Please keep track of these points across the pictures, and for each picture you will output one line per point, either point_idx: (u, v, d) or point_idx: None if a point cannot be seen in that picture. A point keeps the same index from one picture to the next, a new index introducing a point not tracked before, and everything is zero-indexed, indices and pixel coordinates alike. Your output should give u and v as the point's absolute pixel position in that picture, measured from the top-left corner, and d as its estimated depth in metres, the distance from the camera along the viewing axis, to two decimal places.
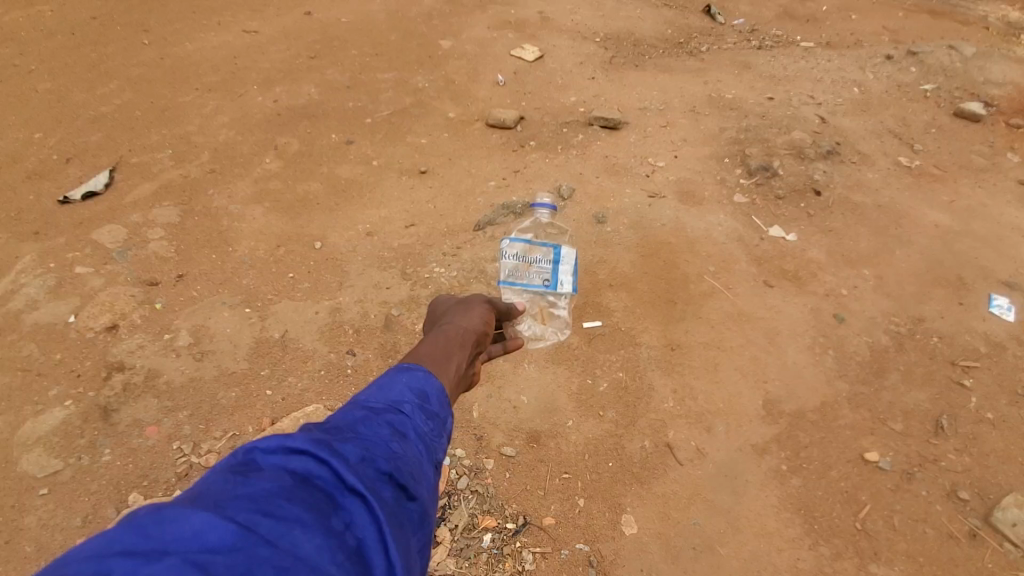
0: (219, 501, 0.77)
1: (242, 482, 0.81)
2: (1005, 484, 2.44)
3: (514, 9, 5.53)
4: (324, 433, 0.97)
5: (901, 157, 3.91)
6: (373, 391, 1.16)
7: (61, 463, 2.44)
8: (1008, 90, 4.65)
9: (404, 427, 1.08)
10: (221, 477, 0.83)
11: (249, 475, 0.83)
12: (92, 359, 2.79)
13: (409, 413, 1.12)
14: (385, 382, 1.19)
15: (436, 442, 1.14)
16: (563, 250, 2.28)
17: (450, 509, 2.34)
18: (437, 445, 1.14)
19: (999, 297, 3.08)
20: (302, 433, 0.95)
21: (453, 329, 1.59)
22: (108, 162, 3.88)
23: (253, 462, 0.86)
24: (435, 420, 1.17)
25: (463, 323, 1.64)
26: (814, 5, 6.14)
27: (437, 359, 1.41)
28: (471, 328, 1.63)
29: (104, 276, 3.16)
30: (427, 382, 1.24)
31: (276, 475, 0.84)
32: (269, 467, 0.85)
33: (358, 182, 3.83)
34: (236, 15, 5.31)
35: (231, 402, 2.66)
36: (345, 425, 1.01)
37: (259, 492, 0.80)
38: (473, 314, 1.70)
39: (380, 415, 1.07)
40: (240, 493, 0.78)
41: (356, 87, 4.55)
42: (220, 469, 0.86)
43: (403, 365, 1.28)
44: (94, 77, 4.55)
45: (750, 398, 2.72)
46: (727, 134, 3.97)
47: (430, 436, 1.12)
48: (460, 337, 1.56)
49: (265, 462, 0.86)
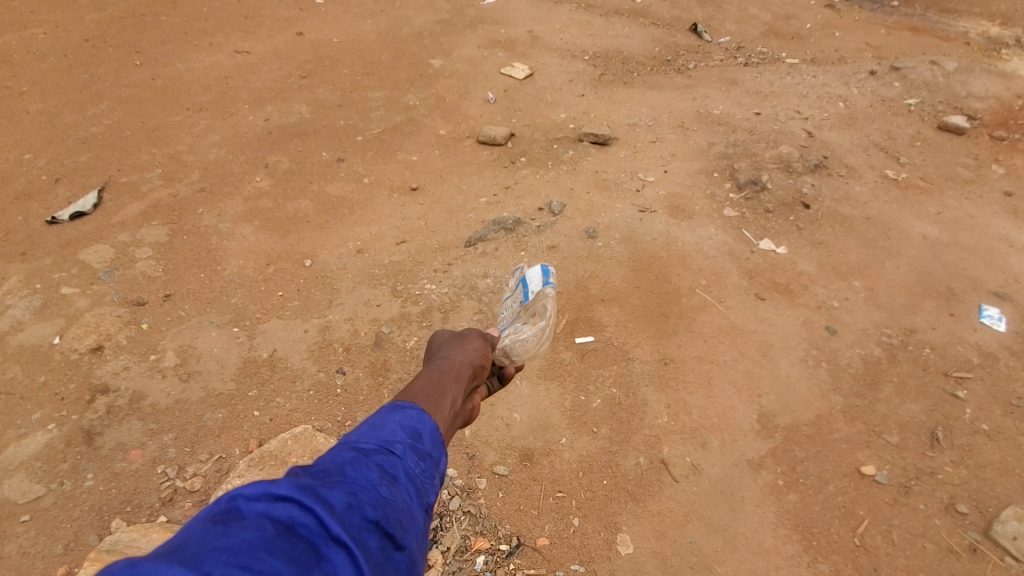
0: (197, 552, 0.69)
1: (221, 532, 0.73)
2: (1004, 496, 2.41)
3: (504, 28, 5.60)
4: (311, 477, 0.91)
5: (888, 170, 3.96)
6: (364, 430, 1.08)
7: (42, 489, 2.37)
8: (990, 104, 4.73)
9: (394, 469, 1.02)
10: (199, 526, 0.74)
11: (230, 524, 0.75)
12: (76, 381, 2.73)
13: (399, 454, 1.05)
14: (376, 420, 1.12)
15: (429, 484, 1.07)
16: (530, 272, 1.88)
17: (441, 531, 2.29)
18: (428, 487, 1.07)
19: (989, 308, 3.09)
20: (287, 477, 0.88)
21: (449, 361, 1.48)
22: (97, 182, 3.86)
23: (235, 509, 0.78)
24: (428, 461, 1.10)
25: (461, 355, 1.52)
26: (798, 23, 6.26)
27: (431, 395, 1.30)
28: (469, 360, 1.51)
29: (91, 296, 3.12)
30: (420, 421, 1.17)
31: (258, 523, 0.76)
32: (252, 514, 0.77)
33: (349, 200, 3.83)
34: (228, 35, 5.35)
35: (218, 423, 2.61)
36: (332, 468, 0.94)
37: (239, 543, 0.72)
38: (472, 345, 1.58)
39: (369, 457, 1.01)
40: (220, 544, 0.71)
41: (347, 106, 4.57)
42: (198, 516, 0.78)
43: (395, 402, 1.20)
44: (85, 98, 4.55)
45: (744, 412, 2.70)
46: (716, 149, 4.01)
47: (421, 479, 1.05)
48: (457, 370, 1.45)
49: (248, 508, 0.78)
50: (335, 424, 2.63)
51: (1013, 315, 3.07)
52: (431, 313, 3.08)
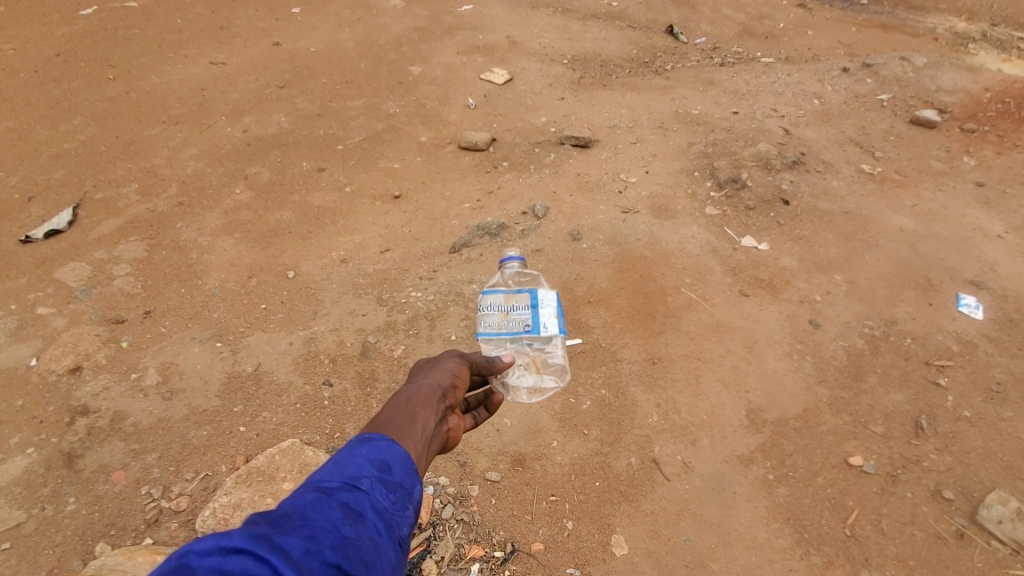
0: None
1: None
2: (988, 481, 2.45)
3: (483, 34, 5.61)
4: (269, 524, 0.90)
5: (863, 165, 4.03)
6: (329, 467, 1.07)
7: (22, 516, 2.30)
8: (959, 97, 4.85)
9: (360, 505, 1.00)
10: None
11: None
12: (54, 404, 2.66)
13: (367, 488, 1.04)
14: (343, 454, 1.10)
15: (400, 515, 1.06)
16: (540, 291, 1.94)
17: (435, 541, 2.27)
18: (399, 519, 1.05)
19: (966, 296, 3.16)
20: (243, 527, 0.87)
21: (420, 384, 1.44)
22: (71, 199, 3.78)
23: (186, 566, 0.78)
24: (398, 492, 1.08)
25: (432, 377, 1.48)
26: (772, 23, 6.37)
27: (399, 424, 1.26)
28: (440, 381, 1.47)
29: (68, 316, 3.05)
30: (389, 451, 1.15)
31: None
32: (203, 570, 0.77)
33: (331, 210, 3.80)
34: (203, 47, 5.28)
35: (203, 440, 2.56)
36: (293, 511, 0.94)
37: None
38: (443, 367, 1.53)
39: (333, 496, 1.00)
40: None
41: (326, 115, 4.54)
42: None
43: (363, 434, 1.18)
44: (56, 113, 4.46)
45: (733, 408, 2.72)
46: (696, 148, 4.05)
47: (391, 512, 1.04)
48: (427, 394, 1.40)
49: (199, 564, 0.78)
50: (323, 437, 2.60)
51: (990, 303, 3.13)
52: (418, 321, 3.06)
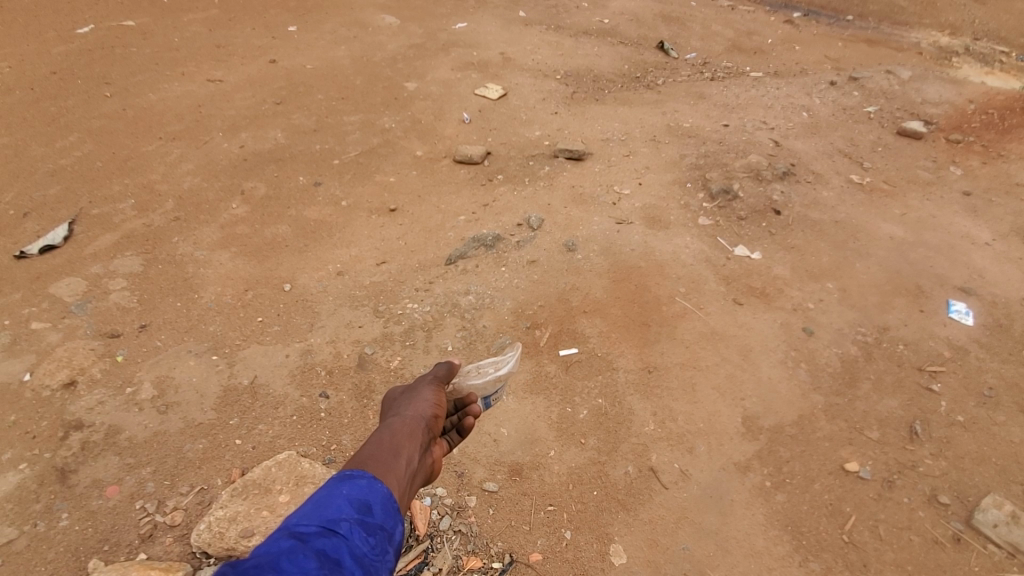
0: None
1: None
2: (983, 485, 2.46)
3: (477, 50, 5.70)
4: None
5: (853, 175, 4.10)
6: (306, 511, 1.08)
7: (14, 532, 2.27)
8: (944, 109, 4.96)
9: (338, 552, 1.01)
10: None
11: None
12: (48, 419, 2.64)
13: (345, 532, 1.05)
14: (322, 496, 1.11)
15: (379, 560, 1.07)
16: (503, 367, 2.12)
17: (432, 553, 2.25)
18: (378, 564, 1.06)
19: (956, 303, 3.20)
20: None
21: (402, 417, 1.44)
22: (67, 215, 3.78)
23: None
24: (378, 535, 1.10)
25: (413, 409, 1.48)
26: (760, 39, 6.50)
27: (382, 461, 1.27)
28: (422, 412, 1.47)
29: (63, 330, 3.04)
30: (370, 491, 1.16)
31: None
32: None
33: (327, 224, 3.82)
34: (200, 65, 5.34)
35: (199, 454, 2.55)
36: (266, 561, 0.93)
37: None
38: (424, 397, 1.54)
39: (308, 543, 1.00)
40: None
41: (323, 130, 4.59)
42: None
43: (343, 474, 1.19)
44: (52, 131, 4.49)
45: (728, 416, 2.73)
46: (688, 160, 4.11)
47: (370, 557, 1.05)
48: (410, 428, 1.40)
49: None
50: (320, 449, 2.59)
51: (979, 309, 3.18)
52: (414, 333, 3.07)
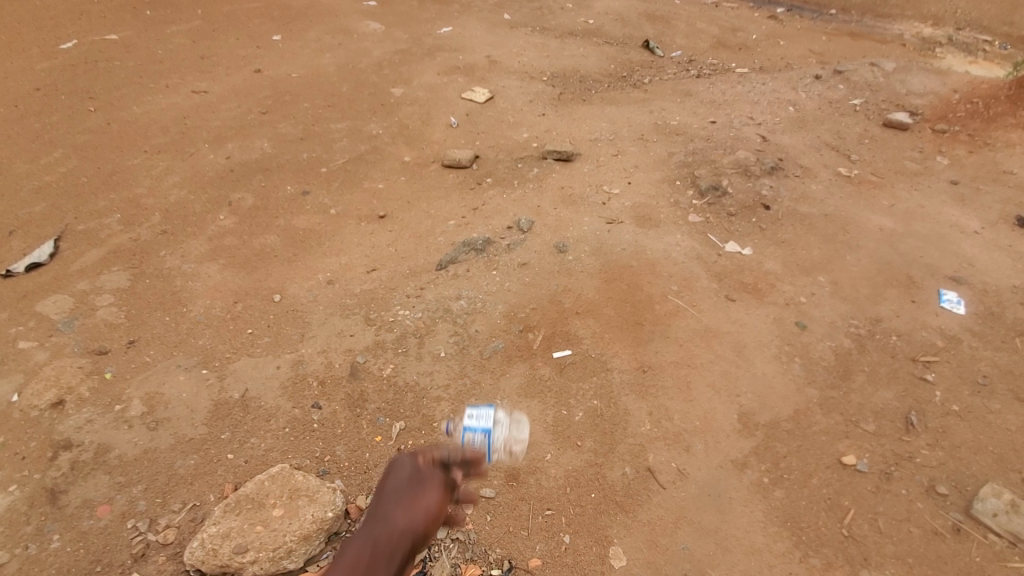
0: None
1: None
2: (980, 474, 2.46)
3: (462, 54, 5.69)
4: None
5: (841, 168, 4.11)
6: None
7: (5, 555, 2.22)
8: (929, 100, 4.99)
9: None
10: None
11: None
12: (36, 439, 2.59)
13: None
14: None
15: None
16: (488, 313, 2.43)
17: (431, 562, 2.24)
18: None
19: (948, 292, 3.20)
20: None
21: (391, 528, 1.32)
22: (53, 232, 3.74)
23: None
24: None
25: (405, 520, 1.34)
26: (745, 35, 6.52)
27: None
28: (413, 528, 1.33)
29: (50, 349, 2.99)
30: None
31: None
32: None
33: (316, 233, 3.79)
34: (184, 76, 5.30)
35: (190, 470, 2.51)
36: None
37: None
38: (424, 504, 1.39)
39: None
40: None
41: (310, 139, 4.56)
42: None
43: None
44: (37, 147, 4.44)
45: (724, 413, 2.71)
46: (677, 158, 4.11)
47: None
48: (392, 551, 1.28)
49: None
50: (313, 461, 2.56)
51: (971, 298, 3.18)
52: (406, 339, 3.05)
